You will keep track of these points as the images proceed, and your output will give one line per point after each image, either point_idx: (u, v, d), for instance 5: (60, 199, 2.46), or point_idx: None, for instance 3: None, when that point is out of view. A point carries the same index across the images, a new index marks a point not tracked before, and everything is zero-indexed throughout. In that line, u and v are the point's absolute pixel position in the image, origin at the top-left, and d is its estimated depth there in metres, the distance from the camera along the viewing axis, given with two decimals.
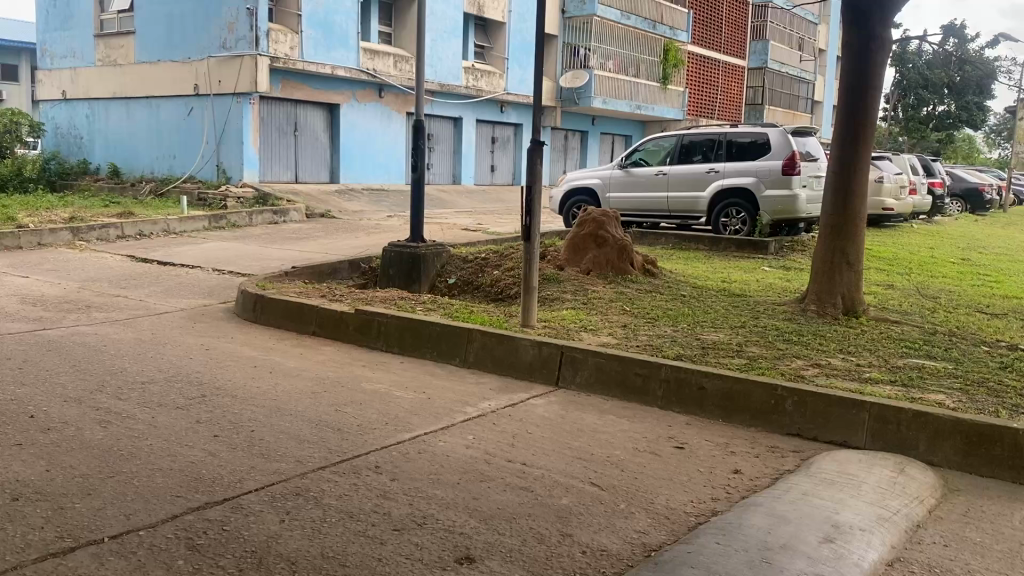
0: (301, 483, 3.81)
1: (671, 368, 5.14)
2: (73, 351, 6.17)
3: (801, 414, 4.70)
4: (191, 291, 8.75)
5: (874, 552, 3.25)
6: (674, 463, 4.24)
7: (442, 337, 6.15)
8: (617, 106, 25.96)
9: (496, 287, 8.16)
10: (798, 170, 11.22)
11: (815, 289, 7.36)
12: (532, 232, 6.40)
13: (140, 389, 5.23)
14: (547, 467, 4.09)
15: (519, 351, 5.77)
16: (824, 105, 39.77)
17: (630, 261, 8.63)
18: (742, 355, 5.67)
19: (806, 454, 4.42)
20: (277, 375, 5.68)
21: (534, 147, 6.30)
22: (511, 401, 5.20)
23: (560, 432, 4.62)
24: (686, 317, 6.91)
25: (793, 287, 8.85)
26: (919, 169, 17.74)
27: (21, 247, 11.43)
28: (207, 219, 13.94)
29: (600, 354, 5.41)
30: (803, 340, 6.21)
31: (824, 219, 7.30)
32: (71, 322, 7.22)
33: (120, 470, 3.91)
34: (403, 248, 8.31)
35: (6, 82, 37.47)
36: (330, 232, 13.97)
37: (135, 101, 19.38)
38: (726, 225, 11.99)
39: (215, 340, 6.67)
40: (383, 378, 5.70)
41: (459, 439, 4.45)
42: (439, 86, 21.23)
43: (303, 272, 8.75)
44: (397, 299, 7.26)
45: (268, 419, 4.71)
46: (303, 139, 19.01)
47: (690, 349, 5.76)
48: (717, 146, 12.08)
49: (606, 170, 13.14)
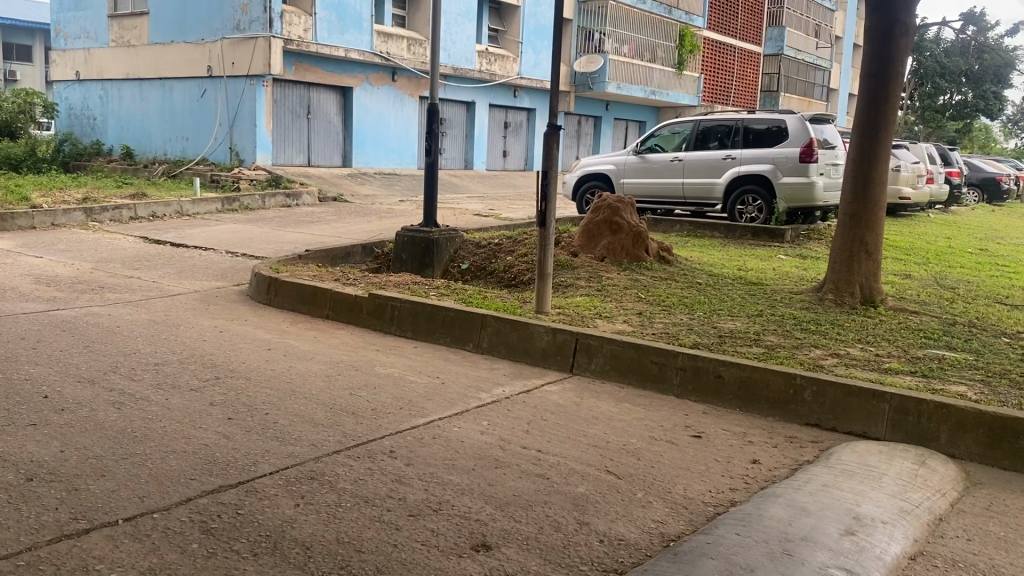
0: (316, 467, 3.79)
1: (688, 356, 5.09)
2: (87, 331, 6.16)
3: (820, 404, 4.64)
4: (204, 273, 8.73)
5: (897, 545, 3.20)
6: (691, 452, 4.20)
7: (456, 322, 6.11)
8: (632, 92, 25.78)
9: (509, 273, 8.11)
10: (815, 158, 11.10)
11: (832, 278, 7.29)
12: (547, 218, 6.34)
13: (153, 371, 5.22)
14: (563, 454, 4.05)
15: (534, 337, 5.72)
16: (839, 93, 39.38)
17: (645, 248, 8.56)
18: (759, 344, 5.61)
19: (825, 444, 4.37)
20: (290, 358, 5.66)
21: (551, 132, 6.23)
22: (526, 387, 5.16)
23: (576, 419, 4.58)
24: (702, 305, 6.85)
25: (809, 276, 8.77)
26: (937, 158, 17.53)
27: (35, 227, 11.45)
28: (220, 202, 13.92)
29: (616, 341, 5.36)
30: (821, 330, 6.15)
31: (843, 207, 7.21)
32: (86, 302, 7.22)
33: (135, 451, 3.89)
34: (416, 233, 8.27)
35: (21, 63, 37.57)
36: (342, 215, 13.93)
37: (148, 82, 19.36)
38: (742, 213, 11.90)
39: (228, 323, 6.65)
40: (396, 362, 5.67)
41: (474, 424, 4.41)
42: (452, 69, 21.10)
43: (316, 256, 8.72)
44: (411, 283, 7.22)
45: (282, 402, 4.69)
46: (316, 122, 18.95)
47: (707, 338, 5.70)
48: (734, 133, 11.96)
49: (620, 156, 13.04)
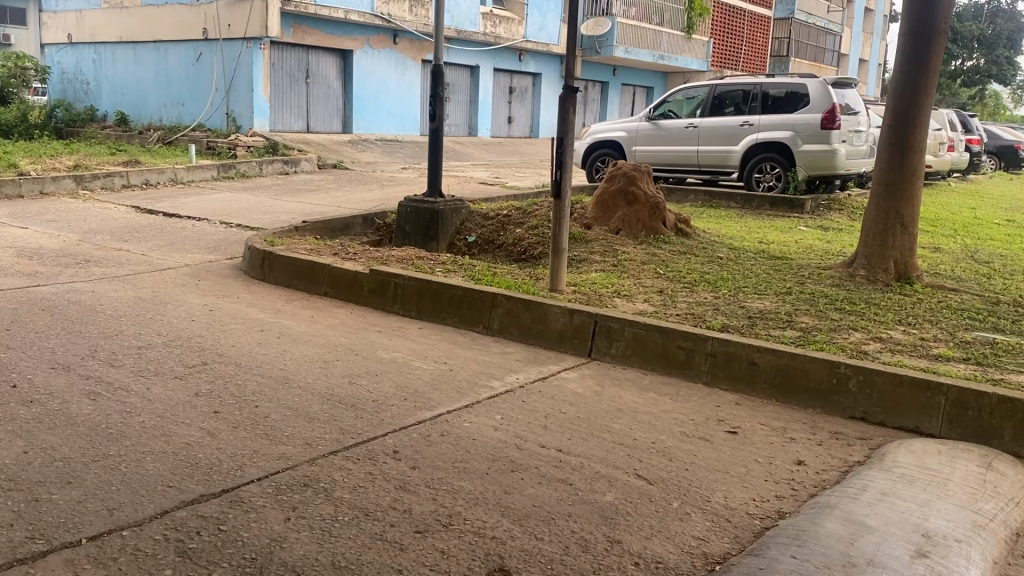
0: (312, 471, 3.38)
1: (719, 341, 4.65)
2: (67, 310, 5.73)
3: (867, 396, 4.22)
4: (197, 245, 8.27)
5: (977, 570, 2.79)
6: (728, 451, 3.77)
7: (465, 301, 5.67)
8: (640, 56, 25.15)
9: (519, 246, 7.65)
10: (838, 125, 10.55)
11: (864, 253, 6.84)
12: (563, 187, 5.85)
13: (135, 356, 4.79)
14: (586, 454, 3.62)
15: (549, 318, 5.28)
16: (851, 58, 38.56)
17: (662, 220, 8.09)
18: (793, 327, 5.16)
19: (875, 442, 3.96)
20: (285, 342, 5.22)
21: (568, 94, 5.73)
22: (542, 374, 4.74)
23: (598, 413, 4.15)
24: (726, 282, 6.40)
25: (834, 249, 8.30)
26: (958, 124, 16.96)
27: (22, 196, 10.98)
28: (216, 168, 13.44)
29: (638, 324, 4.91)
30: (856, 310, 5.70)
31: (876, 178, 6.73)
32: (70, 277, 6.78)
33: (107, 452, 3.47)
34: (421, 203, 7.82)
35: (15, 26, 36.89)
36: (342, 183, 13.45)
37: (142, 45, 18.75)
38: (760, 181, 11.45)
39: (219, 301, 6.21)
40: (400, 345, 5.23)
41: (486, 419, 3.99)
42: (456, 32, 20.48)
43: (315, 227, 8.27)
44: (414, 258, 6.76)
45: (274, 393, 4.27)
46: (315, 86, 18.38)
47: (736, 320, 5.25)
48: (752, 98, 11.42)
49: (633, 122, 12.52)
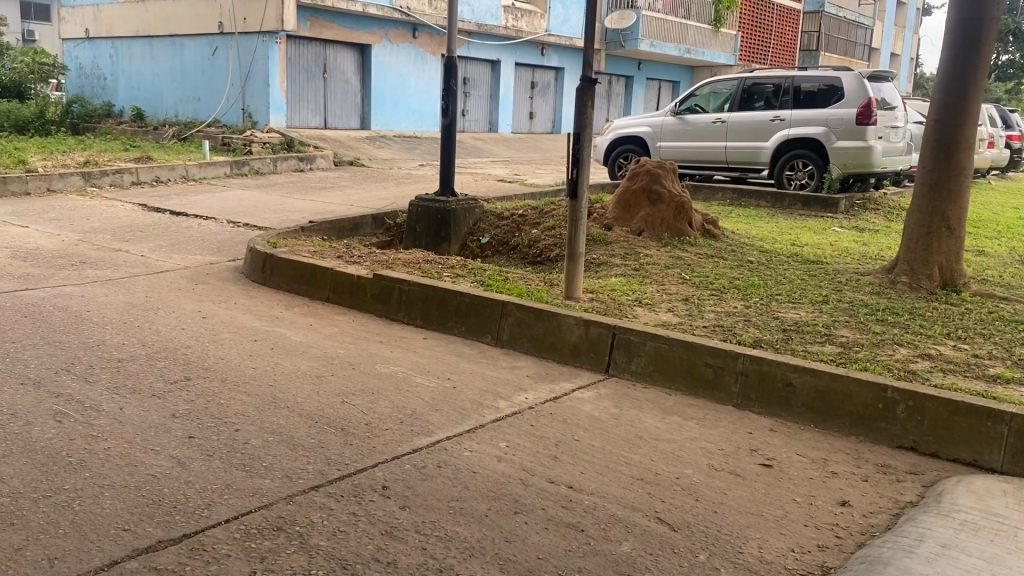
0: (287, 511, 2.98)
1: (751, 358, 4.21)
2: (51, 317, 5.38)
3: (917, 423, 3.76)
4: (199, 246, 7.93)
5: None
6: (761, 489, 3.33)
7: (473, 309, 5.26)
8: (666, 50, 24.61)
9: (535, 248, 7.23)
10: (874, 120, 10.04)
11: (906, 257, 6.33)
12: (579, 187, 5.41)
13: (114, 369, 4.42)
14: (599, 492, 3.20)
15: (562, 329, 4.85)
16: (883, 53, 37.69)
17: (688, 220, 7.63)
18: (832, 341, 4.70)
19: (929, 478, 3.51)
20: (278, 354, 4.83)
21: (586, 85, 5.29)
22: (554, 393, 4.31)
23: (615, 440, 3.73)
24: (757, 290, 5.94)
25: (872, 252, 7.81)
26: (998, 120, 16.31)
27: (28, 193, 10.72)
28: (228, 166, 13.11)
29: (660, 338, 4.48)
30: (899, 322, 5.22)
31: (919, 177, 6.23)
32: (61, 280, 6.45)
33: (62, 486, 3.09)
34: (432, 203, 7.43)
35: (39, 23, 37.06)
36: (357, 181, 13.11)
37: (158, 40, 18.50)
38: (791, 179, 10.94)
39: (214, 307, 5.84)
40: (402, 358, 4.84)
41: (489, 447, 3.58)
42: (476, 26, 20.09)
43: (322, 227, 7.89)
44: (422, 261, 6.36)
45: (259, 413, 3.88)
46: (332, 81, 18.04)
47: (769, 333, 4.79)
48: (784, 92, 10.91)
49: (657, 118, 12.04)
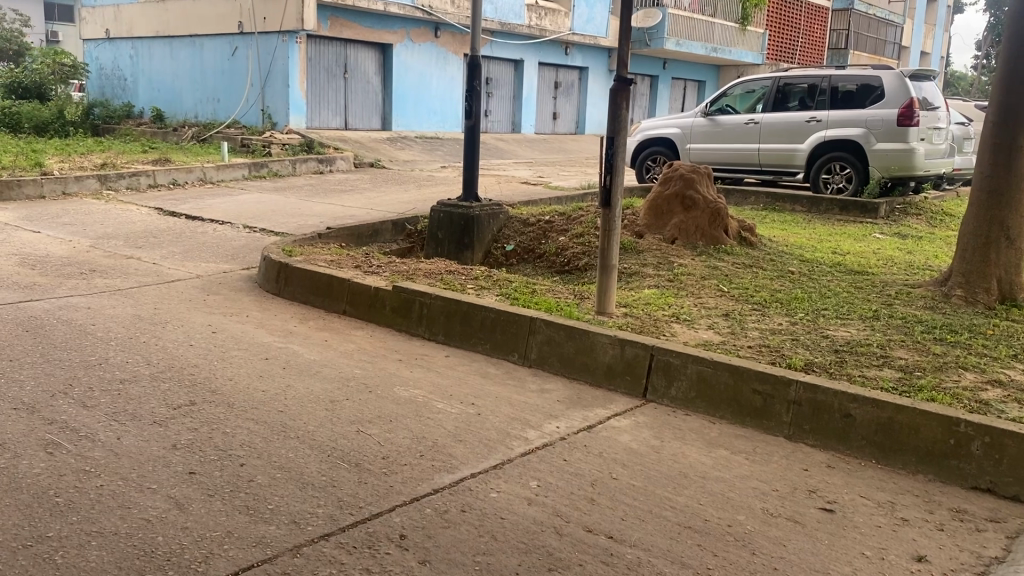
0: (293, 566, 2.65)
1: (804, 386, 3.84)
2: (53, 331, 5.10)
3: (995, 463, 3.38)
4: (214, 253, 7.65)
5: None
6: (825, 540, 2.96)
7: (499, 325, 4.92)
8: (692, 48, 24.15)
9: (563, 256, 6.87)
10: (916, 121, 9.58)
11: (961, 269, 5.90)
12: (613, 195, 5.05)
13: (115, 392, 4.13)
14: (644, 544, 2.85)
15: (596, 349, 4.50)
16: (913, 52, 36.87)
17: (724, 228, 7.24)
18: (890, 365, 4.31)
19: (1013, 527, 3.13)
20: (289, 374, 4.51)
21: (621, 86, 4.91)
22: (587, 421, 3.96)
23: (658, 479, 3.37)
24: (801, 303, 5.55)
25: (919, 261, 7.39)
26: None
27: (44, 196, 10.51)
28: (247, 168, 12.89)
29: (703, 360, 4.12)
30: (959, 341, 4.81)
31: (976, 182, 5.80)
32: (68, 290, 6.18)
33: (44, 534, 2.78)
34: (454, 208, 7.10)
35: (63, 23, 37.21)
36: (378, 183, 12.83)
37: (179, 40, 18.32)
38: (828, 182, 10.49)
39: (224, 320, 5.54)
40: (423, 379, 4.51)
41: (518, 487, 3.24)
42: (499, 25, 19.73)
43: (340, 234, 7.58)
44: (444, 272, 6.03)
45: (267, 445, 3.56)
46: (353, 81, 17.77)
47: (820, 355, 4.42)
48: (820, 92, 10.48)
49: (687, 118, 11.64)
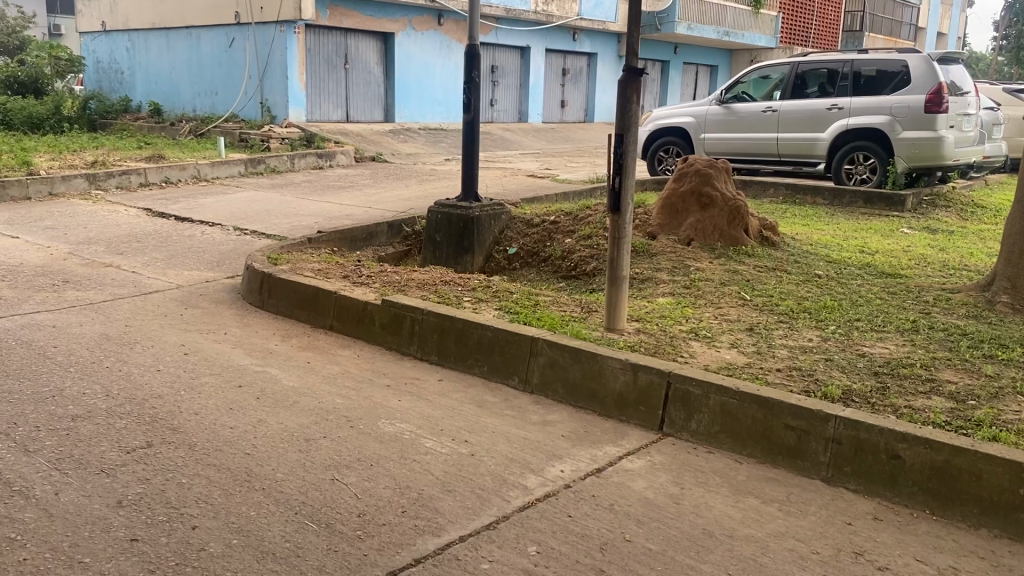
0: None
1: (844, 422, 3.34)
2: (8, 356, 4.64)
3: None
4: (199, 259, 7.18)
5: None
6: None
7: (497, 345, 4.43)
8: (704, 32, 23.51)
9: (570, 260, 6.36)
10: (944, 107, 9.02)
11: (1006, 273, 5.35)
12: (624, 199, 4.54)
13: (64, 432, 3.66)
14: None
15: (606, 376, 4.01)
16: (930, 32, 36.00)
17: (744, 227, 6.70)
18: (939, 391, 3.79)
19: None
20: (263, 406, 4.03)
21: (630, 76, 4.38)
22: (596, 462, 3.48)
23: (679, 541, 2.89)
24: (832, 314, 5.03)
25: (953, 260, 6.84)
26: None
27: (29, 198, 10.05)
28: (243, 163, 12.42)
29: (727, 391, 3.62)
30: (1013, 360, 4.29)
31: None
32: (35, 305, 5.71)
33: None
34: (452, 209, 6.60)
35: (64, 16, 36.71)
36: (379, 178, 12.31)
37: (175, 31, 17.85)
38: (850, 173, 9.93)
39: (199, 339, 5.06)
40: (412, 410, 4.03)
41: (514, 556, 2.76)
42: (504, 11, 19.18)
43: (333, 238, 7.11)
44: (440, 282, 5.54)
45: (227, 501, 3.09)
46: (354, 71, 17.24)
47: (859, 380, 3.91)
48: (841, 77, 9.93)
49: (700, 106, 11.08)
